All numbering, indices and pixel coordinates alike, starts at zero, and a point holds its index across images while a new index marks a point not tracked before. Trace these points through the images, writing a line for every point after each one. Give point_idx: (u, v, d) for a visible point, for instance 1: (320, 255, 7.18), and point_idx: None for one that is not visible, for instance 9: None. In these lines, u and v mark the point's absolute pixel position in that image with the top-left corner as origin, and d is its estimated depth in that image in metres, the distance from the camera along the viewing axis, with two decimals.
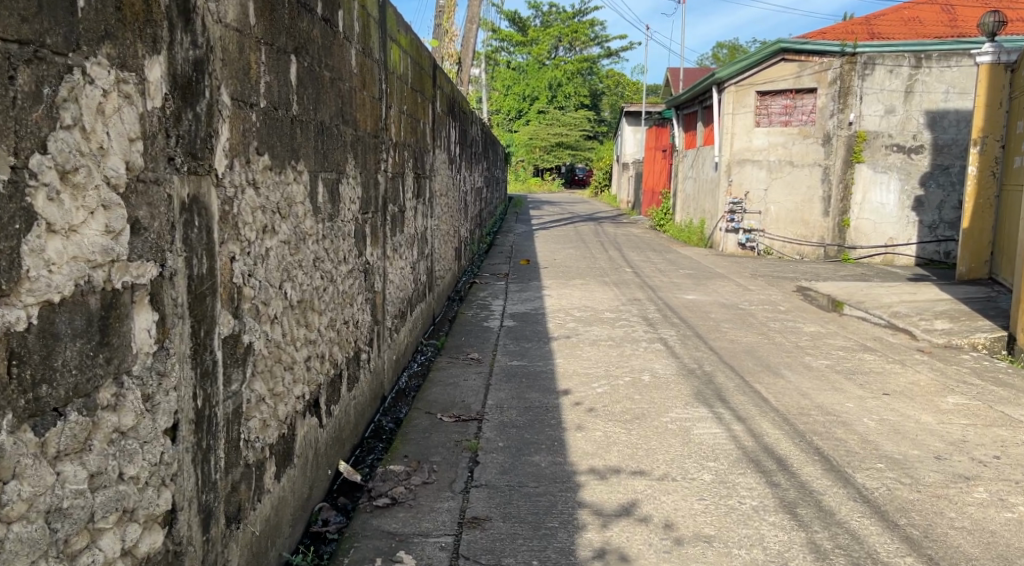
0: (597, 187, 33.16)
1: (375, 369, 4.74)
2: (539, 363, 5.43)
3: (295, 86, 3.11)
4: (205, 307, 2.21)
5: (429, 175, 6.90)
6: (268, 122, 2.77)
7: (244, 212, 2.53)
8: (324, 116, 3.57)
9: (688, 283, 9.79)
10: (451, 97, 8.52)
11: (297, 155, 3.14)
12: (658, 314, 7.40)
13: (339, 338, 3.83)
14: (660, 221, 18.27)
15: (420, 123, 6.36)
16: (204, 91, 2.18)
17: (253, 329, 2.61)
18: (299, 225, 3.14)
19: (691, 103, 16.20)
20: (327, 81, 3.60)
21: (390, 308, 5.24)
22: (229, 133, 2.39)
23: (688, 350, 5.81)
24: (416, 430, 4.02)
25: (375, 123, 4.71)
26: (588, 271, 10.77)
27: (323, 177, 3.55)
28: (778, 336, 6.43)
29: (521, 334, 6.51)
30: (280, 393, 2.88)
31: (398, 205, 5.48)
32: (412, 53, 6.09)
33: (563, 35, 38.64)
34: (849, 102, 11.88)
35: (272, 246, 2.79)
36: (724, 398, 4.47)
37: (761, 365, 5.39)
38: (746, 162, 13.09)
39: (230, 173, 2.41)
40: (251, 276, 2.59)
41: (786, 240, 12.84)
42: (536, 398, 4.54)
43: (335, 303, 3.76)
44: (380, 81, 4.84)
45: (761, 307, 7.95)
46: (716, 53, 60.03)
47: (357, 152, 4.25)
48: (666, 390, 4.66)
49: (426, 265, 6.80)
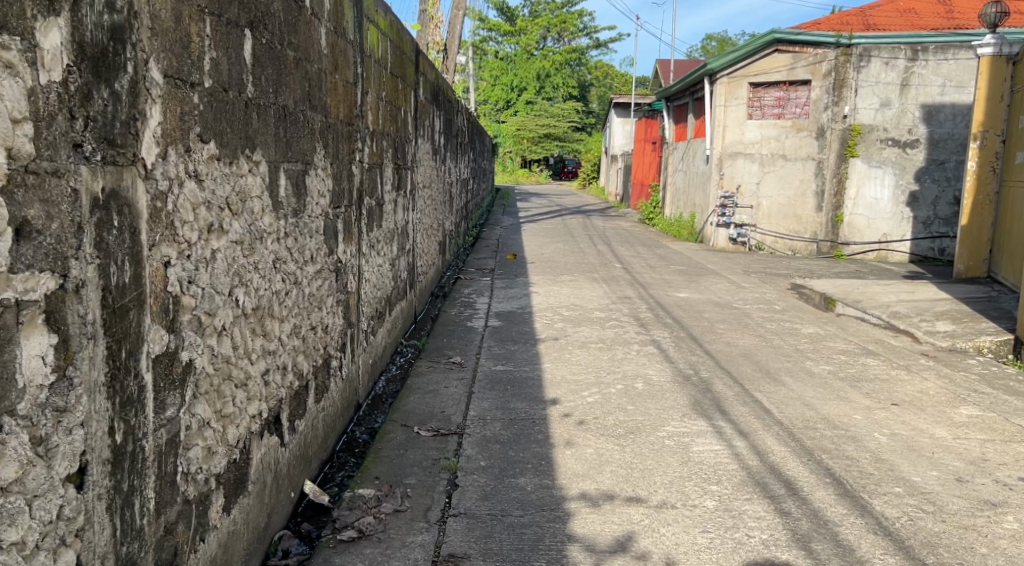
0: (585, 179, 32.90)
1: (349, 376, 4.40)
2: (526, 369, 5.10)
3: (251, 65, 2.76)
4: (128, 322, 1.86)
5: (411, 167, 6.54)
6: (215, 105, 2.42)
7: (183, 208, 2.19)
8: (288, 101, 3.22)
9: (680, 280, 9.48)
10: (435, 85, 8.14)
11: (252, 144, 2.79)
12: (650, 314, 7.08)
13: (305, 346, 3.49)
14: (648, 214, 17.98)
15: (401, 112, 6.00)
16: (123, 65, 1.83)
17: (196, 345, 2.27)
18: (254, 222, 2.79)
19: (682, 95, 15.85)
20: (291, 61, 3.24)
21: (366, 309, 4.89)
22: (161, 117, 2.05)
23: (684, 354, 5.48)
24: (391, 446, 3.68)
25: (350, 110, 4.35)
26: (576, 266, 10.46)
27: (286, 168, 3.21)
28: (776, 338, 6.12)
29: (506, 335, 6.18)
30: (230, 414, 2.54)
31: (376, 198, 5.13)
32: (393, 37, 5.72)
33: (551, 26, 38.19)
34: (844, 94, 11.59)
35: (220, 248, 2.44)
36: (724, 409, 4.15)
37: (760, 371, 5.06)
38: (738, 156, 12.81)
39: (162, 163, 2.06)
40: (192, 283, 2.24)
41: (779, 235, 12.52)
42: (522, 409, 4.20)
43: (301, 308, 3.42)
44: (356, 65, 4.49)
45: (756, 307, 7.63)
46: (705, 45, 59.84)
47: (328, 141, 3.90)
48: (661, 400, 4.33)
49: (407, 260, 6.46)
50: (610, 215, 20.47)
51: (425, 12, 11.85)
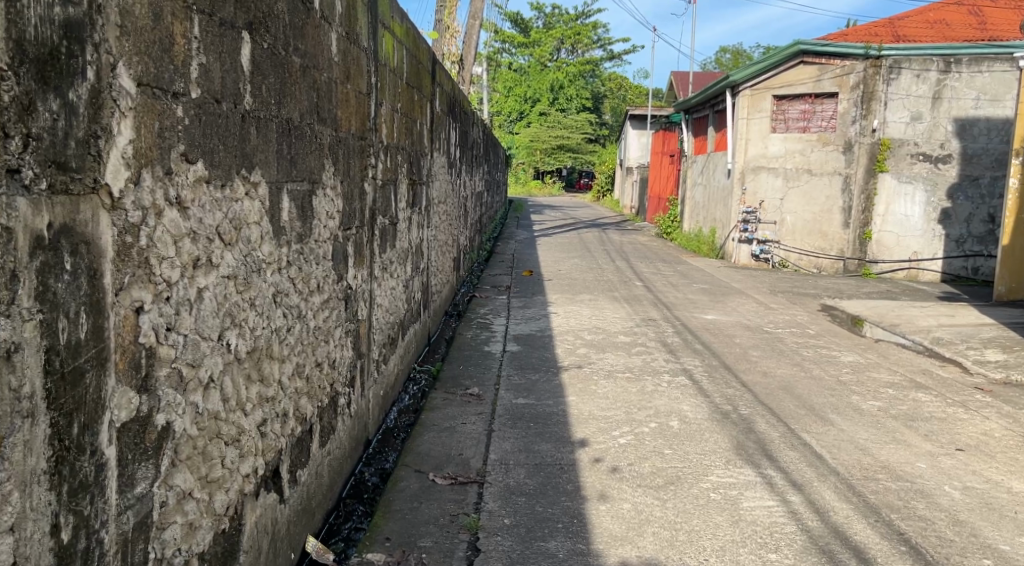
0: (600, 192, 32.50)
1: (358, 412, 4.05)
2: (549, 404, 4.68)
3: (249, 73, 2.40)
4: (85, 388, 1.51)
5: (426, 182, 6.20)
6: (204, 118, 2.07)
7: (160, 241, 1.83)
8: (293, 113, 2.86)
9: (705, 300, 9.08)
10: (451, 97, 7.80)
11: (249, 162, 2.43)
12: (678, 339, 6.67)
13: (308, 387, 3.13)
14: (666, 229, 17.56)
15: (416, 123, 5.67)
16: (78, 70, 1.48)
17: (175, 405, 1.91)
18: (251, 252, 2.44)
19: (701, 107, 15.49)
20: (297, 69, 2.89)
21: (377, 337, 4.53)
22: (133, 133, 1.69)
23: (719, 386, 5.08)
24: (403, 497, 3.31)
25: (362, 123, 4.01)
26: (596, 284, 10.08)
27: (289, 189, 2.85)
28: (816, 368, 5.69)
29: (526, 361, 5.80)
30: (217, 479, 2.18)
31: (389, 216, 4.78)
32: (409, 45, 5.39)
33: (565, 37, 37.94)
34: (872, 107, 11.17)
35: (208, 285, 2.09)
36: (771, 454, 3.74)
37: (802, 406, 4.62)
38: (760, 170, 12.34)
39: (134, 190, 1.70)
40: (172, 330, 1.88)
41: (804, 252, 12.09)
42: (548, 451, 3.82)
43: (305, 345, 3.06)
44: (369, 74, 4.15)
45: (788, 331, 7.20)
46: (720, 57, 59.47)
47: (338, 157, 3.55)
48: (700, 442, 3.93)
49: (421, 280, 6.11)
50: (626, 228, 20.06)
51: (441, 22, 11.60)
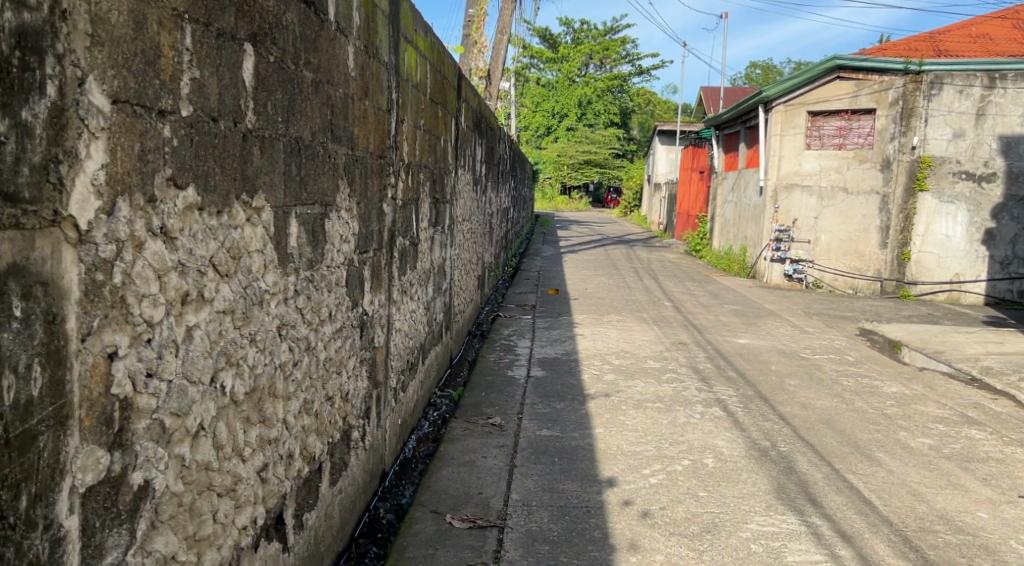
0: (627, 207, 32.11)
1: (373, 444, 3.83)
2: (575, 436, 4.43)
3: (253, 88, 2.21)
4: (37, 453, 1.32)
5: (450, 200, 6.00)
6: (197, 139, 1.87)
7: (141, 276, 1.62)
8: (303, 131, 2.66)
9: (737, 322, 8.76)
10: (477, 112, 7.63)
11: (252, 186, 2.24)
12: (711, 365, 6.38)
13: (317, 423, 2.92)
14: (695, 246, 17.22)
15: (440, 140, 5.47)
16: (34, 86, 1.30)
17: (156, 460, 1.71)
18: (252, 283, 2.23)
19: (733, 123, 15.18)
20: (309, 84, 2.70)
21: (395, 363, 4.32)
22: (107, 157, 1.49)
23: (756, 419, 4.81)
24: (418, 541, 3.09)
25: (382, 141, 3.82)
26: (623, 304, 9.80)
27: (299, 213, 2.65)
28: (857, 399, 5.39)
29: (551, 388, 5.55)
30: (207, 536, 1.97)
31: (410, 237, 4.57)
32: (433, 59, 5.21)
33: (594, 53, 37.74)
34: (912, 124, 10.80)
35: (199, 322, 1.89)
36: (815, 499, 3.46)
37: (846, 443, 4.33)
38: (794, 188, 11.96)
39: (107, 220, 1.50)
40: (153, 376, 1.68)
41: (838, 272, 11.72)
42: (574, 492, 3.57)
43: (313, 379, 2.85)
44: (391, 90, 3.96)
45: (826, 358, 6.88)
46: (749, 73, 58.92)
47: (355, 177, 3.36)
48: (736, 484, 3.66)
49: (443, 301, 5.89)
50: (654, 245, 19.72)
51: (469, 37, 11.47)
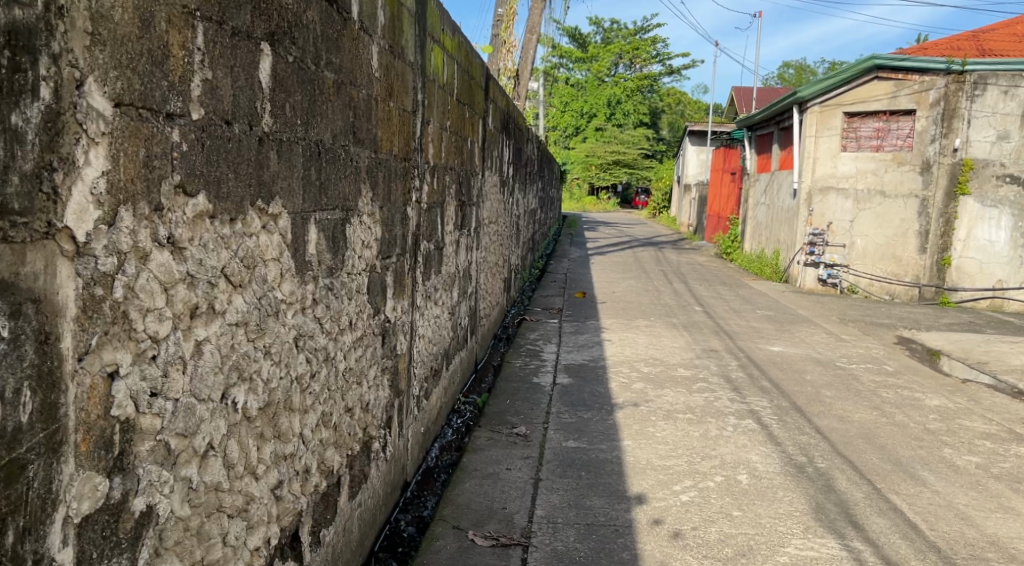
0: (657, 208, 31.81)
1: (395, 454, 3.74)
2: (603, 448, 4.32)
3: (270, 90, 2.11)
4: (26, 484, 1.24)
5: (477, 202, 5.89)
6: (208, 144, 1.76)
7: (145, 290, 1.53)
8: (323, 134, 2.57)
9: (770, 328, 8.58)
10: (505, 113, 7.52)
11: (268, 192, 2.14)
12: (743, 374, 6.23)
13: (336, 436, 2.83)
14: (726, 249, 16.96)
15: (467, 142, 5.36)
16: (26, 88, 1.22)
17: (160, 484, 1.61)
18: (267, 294, 2.14)
19: (766, 124, 14.92)
20: (330, 85, 2.60)
21: (419, 371, 4.22)
22: (109, 163, 1.40)
23: (791, 434, 4.68)
24: (439, 560, 3.00)
25: (407, 143, 3.72)
26: (652, 308, 9.65)
27: (318, 219, 2.55)
28: (899, 413, 5.24)
29: (579, 396, 5.43)
30: (216, 562, 1.88)
31: (435, 241, 4.48)
32: (461, 59, 5.12)
33: (624, 52, 37.47)
34: (954, 126, 10.50)
35: (209, 336, 1.79)
36: (857, 522, 3.35)
37: (888, 461, 4.21)
38: (829, 191, 11.77)
39: (108, 231, 1.40)
40: (157, 396, 1.58)
41: (875, 277, 11.44)
42: (602, 509, 3.49)
43: (332, 391, 2.76)
44: (417, 90, 3.87)
45: (863, 367, 6.70)
46: (782, 73, 58.22)
47: (378, 181, 3.26)
48: (772, 503, 3.56)
49: (468, 306, 5.78)
50: (683, 248, 19.50)
51: (498, 36, 11.35)
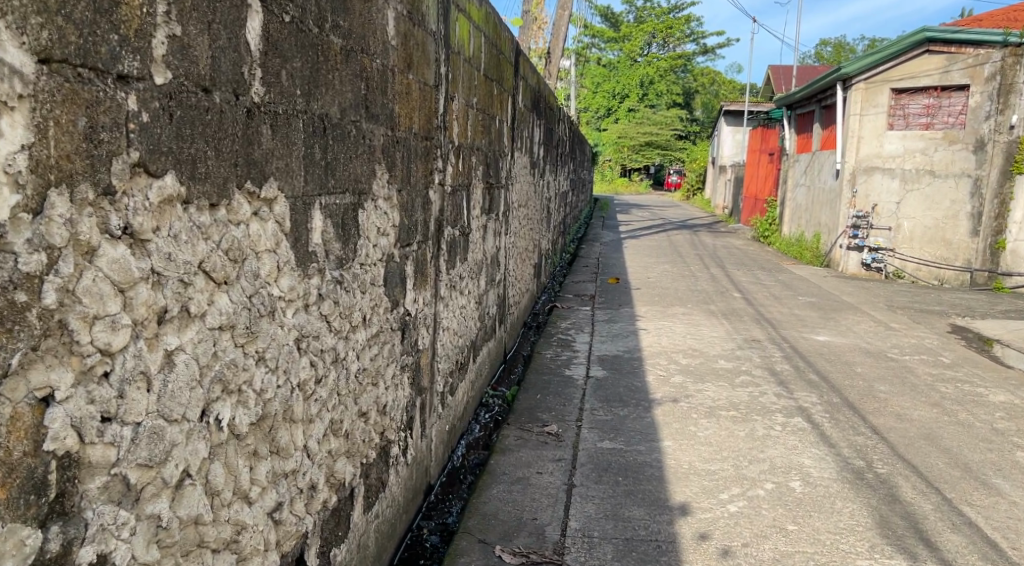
0: (690, 191, 31.13)
1: (417, 457, 3.46)
2: (641, 450, 4.00)
3: (261, 54, 1.80)
4: None
5: (505, 185, 5.58)
6: (178, 114, 1.45)
7: (92, 293, 1.25)
8: (330, 107, 2.26)
9: (814, 316, 8.18)
10: (536, 91, 7.18)
11: (261, 174, 1.84)
12: (789, 366, 5.87)
13: (349, 445, 2.56)
14: (765, 232, 16.46)
15: (495, 121, 5.04)
16: None
17: (116, 528, 1.32)
18: (260, 291, 1.84)
19: (806, 102, 14.36)
20: (338, 52, 2.29)
21: (443, 365, 3.93)
22: (31, 135, 1.14)
23: (845, 433, 4.35)
24: None
25: (429, 120, 3.42)
26: (689, 295, 9.27)
27: (325, 204, 2.26)
28: (962, 411, 4.90)
29: (615, 390, 5.11)
30: None
31: (460, 226, 4.18)
32: (489, 32, 4.79)
33: (657, 31, 36.64)
34: (1010, 101, 9.90)
35: (183, 344, 1.50)
36: (929, 540, 3.09)
37: (955, 465, 3.93)
38: (874, 171, 11.32)
39: (33, 222, 1.15)
40: (111, 422, 1.29)
41: (922, 261, 10.97)
42: (642, 521, 3.19)
43: (343, 396, 2.47)
44: (439, 63, 3.54)
45: (917, 359, 6.30)
46: (820, 50, 56.77)
47: (396, 162, 2.96)
48: (831, 516, 3.26)
49: (496, 294, 5.48)
50: (719, 231, 18.98)
51: (528, 13, 10.93)
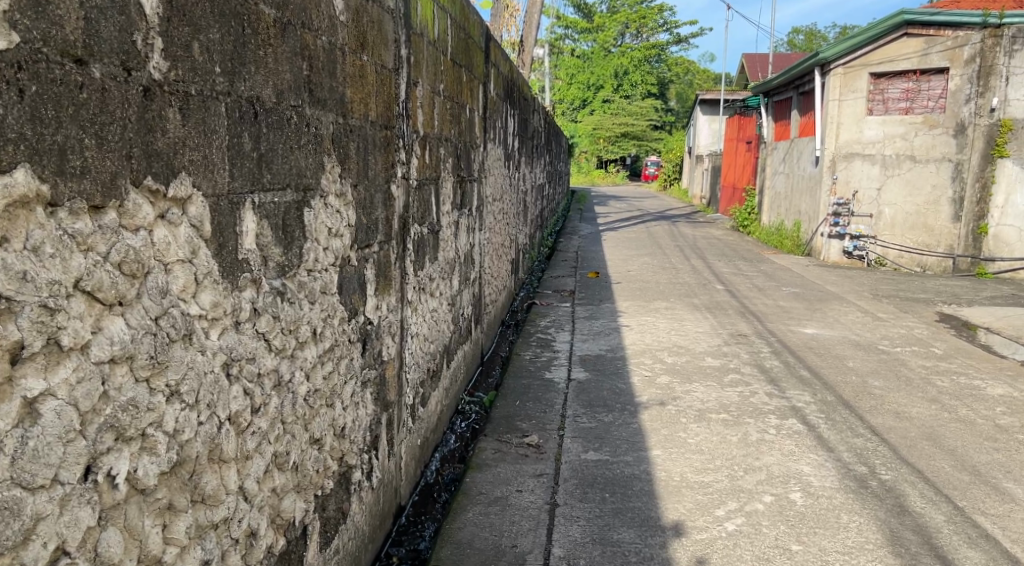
0: (667, 180, 30.90)
1: (384, 478, 3.13)
2: (629, 461, 3.70)
3: (165, 21, 1.47)
4: None
5: (478, 177, 5.25)
6: (34, 91, 1.16)
7: None
8: (263, 89, 1.93)
9: (800, 307, 7.93)
10: (508, 79, 6.83)
11: (168, 167, 1.51)
12: (779, 361, 5.61)
13: (298, 477, 2.23)
14: (744, 221, 16.25)
15: (464, 109, 4.70)
16: None
17: None
18: (170, 310, 1.51)
19: (783, 88, 14.12)
20: (271, 25, 1.96)
21: (413, 375, 3.61)
22: None
23: (844, 435, 4.08)
24: None
25: (388, 107, 3.08)
26: (670, 288, 9.00)
27: (259, 202, 1.93)
28: (962, 407, 4.64)
29: (597, 394, 4.82)
30: None
31: (428, 223, 3.85)
32: (456, 13, 4.45)
33: (630, 22, 36.41)
34: (991, 83, 9.74)
35: (52, 389, 1.20)
36: (945, 558, 2.83)
37: (963, 469, 3.67)
38: (853, 157, 11.11)
39: None
40: None
41: (905, 248, 10.78)
42: (633, 545, 2.90)
43: (290, 424, 2.15)
44: (398, 44, 3.21)
45: (909, 351, 6.05)
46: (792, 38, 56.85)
47: (350, 152, 2.63)
48: (837, 532, 2.99)
49: (471, 293, 5.15)
50: (698, 221, 18.76)
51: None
